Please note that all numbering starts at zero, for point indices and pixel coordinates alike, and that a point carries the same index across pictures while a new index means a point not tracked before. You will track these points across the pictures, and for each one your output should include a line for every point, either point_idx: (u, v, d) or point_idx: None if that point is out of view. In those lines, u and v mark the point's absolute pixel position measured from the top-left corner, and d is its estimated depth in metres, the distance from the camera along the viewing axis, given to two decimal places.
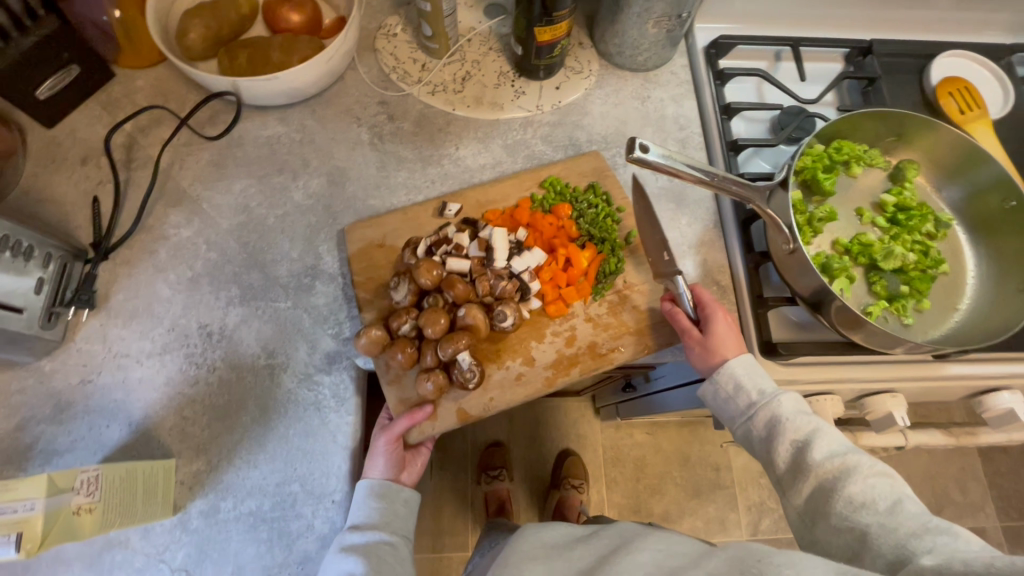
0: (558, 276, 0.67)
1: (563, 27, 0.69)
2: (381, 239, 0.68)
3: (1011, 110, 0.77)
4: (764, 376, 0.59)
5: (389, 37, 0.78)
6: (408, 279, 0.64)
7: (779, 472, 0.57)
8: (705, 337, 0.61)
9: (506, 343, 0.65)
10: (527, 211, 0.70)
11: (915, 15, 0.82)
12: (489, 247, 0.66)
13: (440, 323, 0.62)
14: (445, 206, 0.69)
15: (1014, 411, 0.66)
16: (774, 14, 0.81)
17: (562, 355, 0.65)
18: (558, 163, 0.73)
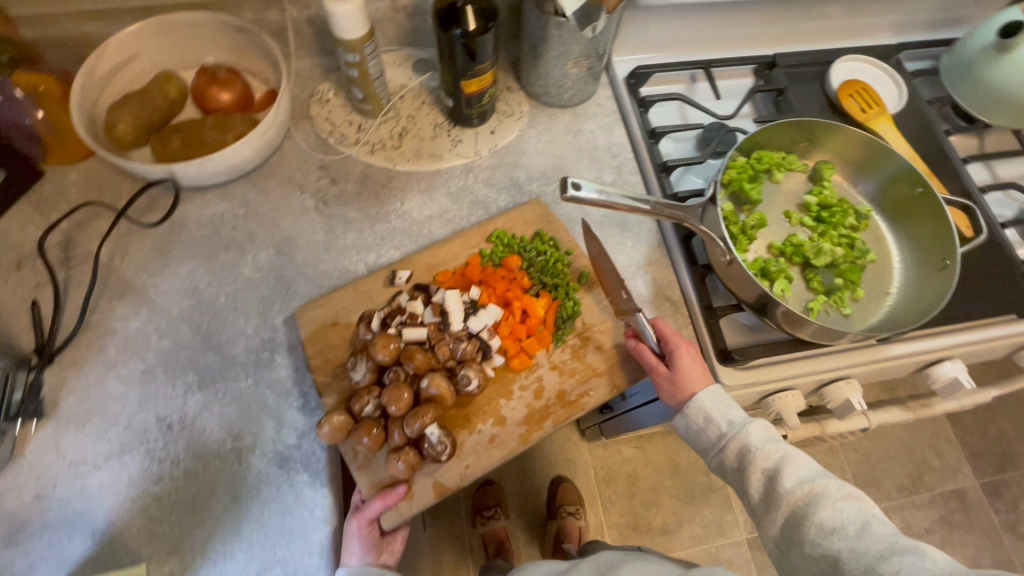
0: (517, 329, 0.68)
1: (489, 77, 0.72)
2: (334, 318, 0.67)
3: (907, 103, 0.84)
4: (731, 405, 0.61)
5: (322, 104, 0.80)
6: (365, 357, 0.63)
7: (754, 501, 0.58)
8: (671, 372, 0.62)
9: (475, 406, 0.65)
10: (477, 269, 0.70)
11: (811, 27, 0.89)
12: (444, 311, 0.67)
13: (405, 397, 0.62)
14: (394, 275, 0.69)
15: (959, 379, 0.71)
16: (684, 40, 0.87)
17: (533, 409, 0.65)
18: (502, 216, 0.74)
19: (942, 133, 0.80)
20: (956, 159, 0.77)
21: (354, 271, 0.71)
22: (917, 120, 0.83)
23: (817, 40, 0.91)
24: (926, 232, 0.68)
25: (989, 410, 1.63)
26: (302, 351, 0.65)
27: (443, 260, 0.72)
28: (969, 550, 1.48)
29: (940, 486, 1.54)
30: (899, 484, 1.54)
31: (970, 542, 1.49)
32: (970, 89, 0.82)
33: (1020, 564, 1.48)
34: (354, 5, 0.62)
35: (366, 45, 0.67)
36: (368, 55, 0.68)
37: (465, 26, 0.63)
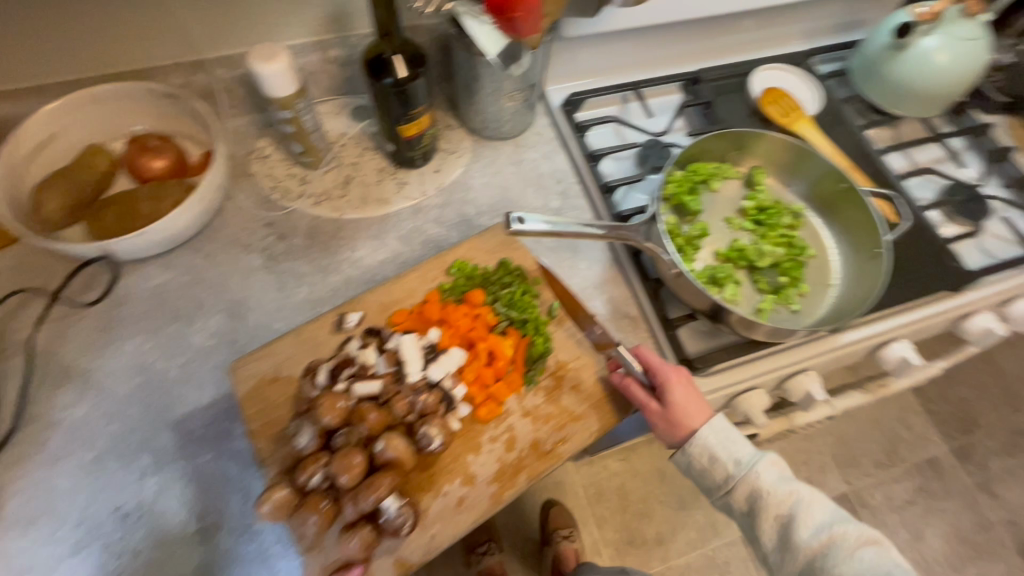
0: (483, 374, 0.65)
1: (426, 119, 0.73)
2: (274, 372, 0.64)
3: (823, 104, 0.89)
4: (740, 445, 0.62)
5: (262, 160, 0.79)
6: (311, 421, 0.59)
7: (768, 547, 0.61)
8: (667, 409, 0.62)
9: (440, 466, 0.62)
10: (435, 307, 0.68)
11: (730, 40, 0.93)
12: (399, 360, 0.64)
13: (358, 464, 0.57)
14: (344, 318, 0.67)
15: (908, 358, 0.75)
16: (612, 64, 0.90)
17: (504, 462, 0.62)
18: (462, 246, 0.72)
19: (858, 130, 0.86)
20: (872, 152, 0.83)
21: None
22: (835, 118, 0.88)
23: (737, 52, 0.96)
24: (857, 224, 0.72)
25: (947, 376, 1.71)
26: (247, 418, 0.62)
27: (396, 298, 0.69)
28: (948, 515, 1.54)
29: (914, 456, 1.60)
30: (876, 459, 1.59)
31: (949, 507, 1.55)
32: (877, 85, 0.88)
33: (997, 521, 1.54)
34: (281, 65, 0.62)
35: (299, 100, 0.67)
36: (301, 110, 0.68)
37: (395, 74, 0.64)
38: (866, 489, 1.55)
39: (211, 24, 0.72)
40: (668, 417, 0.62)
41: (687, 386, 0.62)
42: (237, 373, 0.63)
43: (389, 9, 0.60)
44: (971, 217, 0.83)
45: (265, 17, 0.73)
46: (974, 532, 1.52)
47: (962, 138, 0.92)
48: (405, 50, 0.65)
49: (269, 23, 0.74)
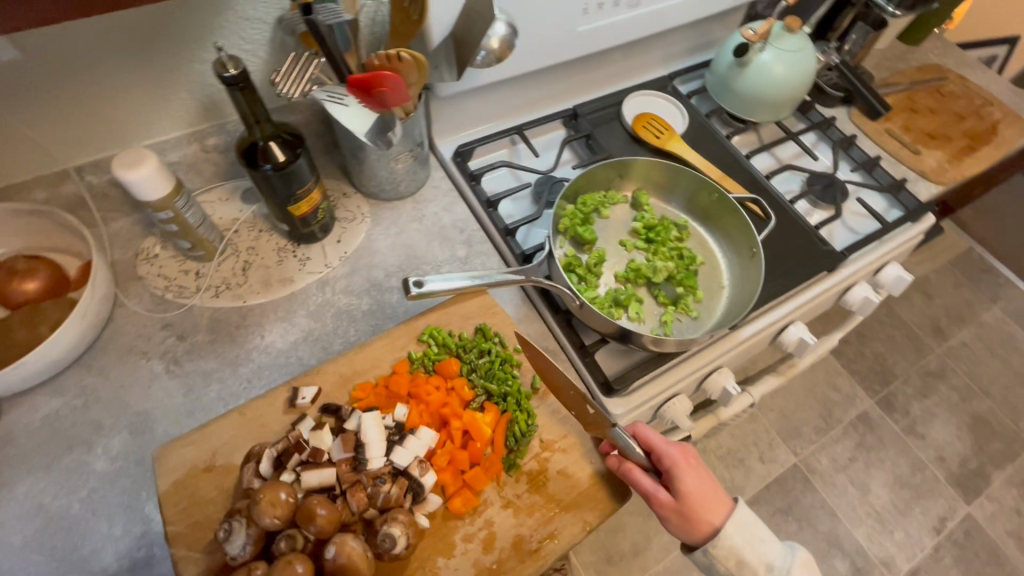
0: (458, 460, 0.64)
1: (316, 195, 0.73)
2: (208, 461, 0.61)
3: (691, 121, 0.97)
4: (770, 548, 0.66)
5: (150, 260, 0.76)
6: (249, 523, 0.54)
7: None
8: (679, 500, 0.64)
9: (406, 572, 0.58)
10: (404, 379, 0.68)
11: (600, 74, 1.00)
12: (360, 443, 0.62)
13: (306, 575, 0.51)
14: (298, 393, 0.65)
15: (804, 338, 0.84)
16: (496, 111, 0.95)
17: (481, 566, 0.59)
18: (433, 312, 0.73)
19: (724, 139, 0.95)
20: (741, 157, 0.93)
21: None
22: (702, 132, 0.96)
23: (610, 82, 1.03)
24: (733, 229, 0.79)
25: (859, 336, 1.87)
26: (171, 517, 0.58)
27: (359, 367, 0.69)
28: (887, 464, 1.65)
29: (847, 416, 1.72)
30: (815, 426, 1.69)
31: (887, 456, 1.66)
32: (732, 99, 0.98)
33: (929, 460, 1.67)
34: (150, 167, 0.61)
35: (177, 198, 0.66)
36: (183, 208, 0.67)
37: (274, 159, 0.65)
38: (813, 455, 1.65)
39: (64, 136, 0.70)
40: (681, 509, 0.64)
41: (701, 474, 0.65)
42: (156, 465, 0.60)
43: (253, 102, 0.59)
44: (832, 201, 0.92)
45: (128, 119, 0.72)
46: (912, 475, 1.64)
47: (813, 132, 1.04)
48: (279, 135, 0.66)
49: (134, 123, 0.73)
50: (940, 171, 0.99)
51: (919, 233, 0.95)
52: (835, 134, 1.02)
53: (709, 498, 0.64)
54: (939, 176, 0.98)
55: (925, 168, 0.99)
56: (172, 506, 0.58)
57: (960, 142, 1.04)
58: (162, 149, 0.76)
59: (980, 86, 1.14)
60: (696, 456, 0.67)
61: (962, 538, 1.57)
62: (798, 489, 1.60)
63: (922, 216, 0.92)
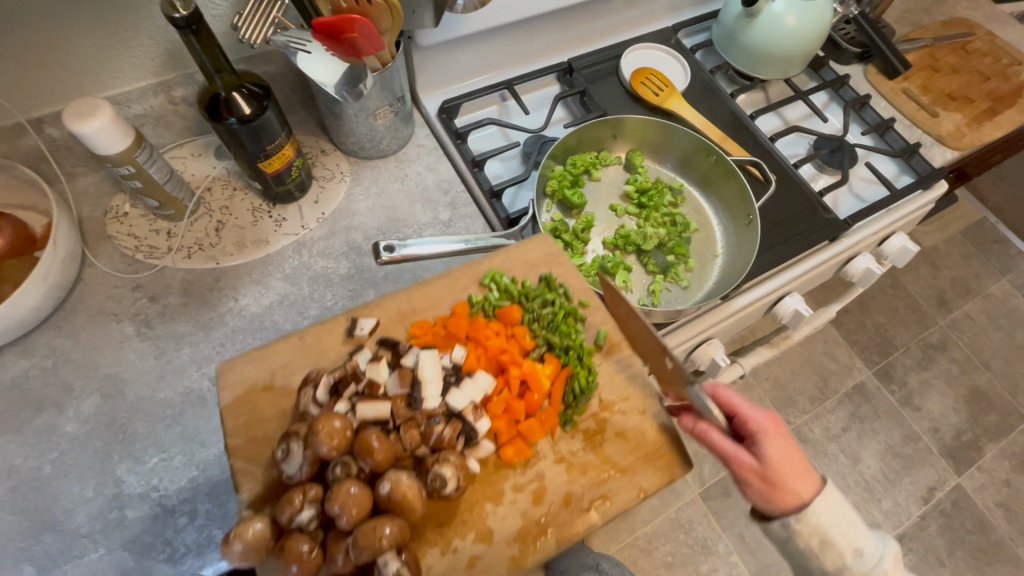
0: (512, 406, 0.61)
1: (289, 151, 0.69)
2: (269, 380, 0.61)
3: (692, 76, 0.91)
4: (866, 538, 0.59)
5: (121, 219, 0.73)
6: (305, 445, 0.53)
7: None
8: (761, 465, 0.58)
9: (456, 517, 0.57)
10: (462, 321, 0.65)
11: (598, 25, 0.94)
12: (416, 382, 0.59)
13: (359, 499, 0.50)
14: (357, 324, 0.64)
15: (799, 310, 0.81)
16: (484, 65, 0.89)
17: (530, 518, 0.57)
18: (497, 256, 0.70)
19: (727, 97, 0.89)
20: (745, 117, 0.87)
21: (197, 390, 0.65)
22: (705, 89, 0.90)
23: (608, 35, 0.96)
24: (732, 195, 0.75)
25: (862, 306, 1.83)
26: (231, 429, 0.58)
27: (417, 308, 0.67)
28: (881, 435, 1.65)
29: (843, 386, 1.71)
30: (810, 395, 1.69)
31: (880, 427, 1.66)
32: (739, 54, 0.91)
33: (923, 432, 1.67)
34: (104, 120, 0.57)
35: (138, 152, 0.62)
36: (145, 163, 0.63)
37: (240, 112, 0.61)
38: (806, 424, 1.65)
39: (9, 83, 0.65)
40: (764, 481, 0.58)
41: (788, 443, 0.59)
42: (221, 378, 0.60)
43: (210, 48, 0.55)
44: (838, 165, 0.87)
45: (83, 65, 0.67)
46: (904, 445, 1.64)
47: (825, 92, 0.98)
48: (243, 87, 0.61)
49: (91, 72, 0.68)
50: (957, 135, 0.93)
51: (930, 201, 0.90)
52: (848, 94, 0.96)
53: (794, 470, 0.58)
54: (956, 141, 0.92)
55: (942, 132, 0.93)
56: (233, 420, 0.59)
57: (982, 104, 0.97)
58: (126, 101, 0.72)
59: (1010, 43, 1.06)
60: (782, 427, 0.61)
61: (949, 507, 1.58)
62: None
63: (934, 181, 0.87)
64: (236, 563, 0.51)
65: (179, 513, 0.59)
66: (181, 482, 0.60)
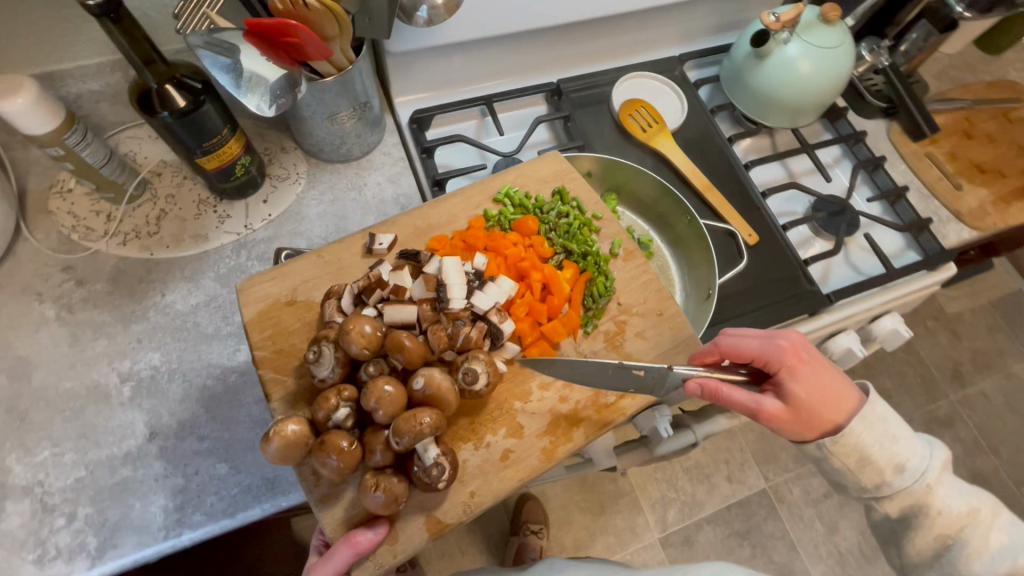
0: (536, 310, 0.64)
1: (234, 146, 0.65)
2: (290, 295, 0.62)
3: (690, 113, 0.84)
4: (904, 448, 0.54)
5: (64, 194, 0.71)
6: (334, 348, 0.55)
7: (910, 557, 0.56)
8: (789, 406, 0.54)
9: (485, 413, 0.61)
10: (480, 234, 0.66)
11: (593, 46, 0.88)
12: (441, 284, 0.60)
13: (394, 399, 0.53)
14: (375, 239, 0.64)
15: None
16: (465, 75, 0.85)
17: (557, 413, 0.61)
18: (512, 172, 0.71)
19: (723, 142, 0.82)
20: (739, 167, 0.80)
21: (103, 385, 0.63)
22: (701, 129, 0.83)
23: (602, 60, 0.91)
24: (699, 259, 0.71)
25: (868, 367, 1.72)
26: (257, 344, 0.60)
27: (434, 223, 0.68)
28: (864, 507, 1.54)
29: None
30: (795, 454, 1.56)
31: None
32: (745, 96, 0.84)
33: None
34: (28, 100, 0.54)
35: (68, 134, 0.59)
36: (76, 146, 0.61)
37: (174, 106, 0.57)
38: (785, 484, 1.54)
39: None
40: (794, 413, 0.54)
41: (814, 369, 0.55)
42: (242, 298, 0.61)
43: (131, 34, 0.53)
44: (835, 232, 0.80)
45: (27, 40, 0.63)
46: None
47: (838, 146, 0.90)
48: (177, 78, 0.58)
49: (41, 46, 0.64)
50: (978, 214, 0.84)
51: (933, 284, 0.81)
52: (862, 153, 0.87)
53: (823, 394, 0.54)
54: (975, 220, 0.84)
55: (962, 207, 0.85)
56: (259, 333, 0.60)
57: (1014, 181, 0.87)
58: (81, 76, 0.68)
59: None
60: (804, 347, 0.57)
61: None
62: (761, 515, 1.50)
63: (937, 265, 0.79)
64: (273, 462, 0.53)
65: (58, 513, 0.57)
66: (68, 480, 0.58)
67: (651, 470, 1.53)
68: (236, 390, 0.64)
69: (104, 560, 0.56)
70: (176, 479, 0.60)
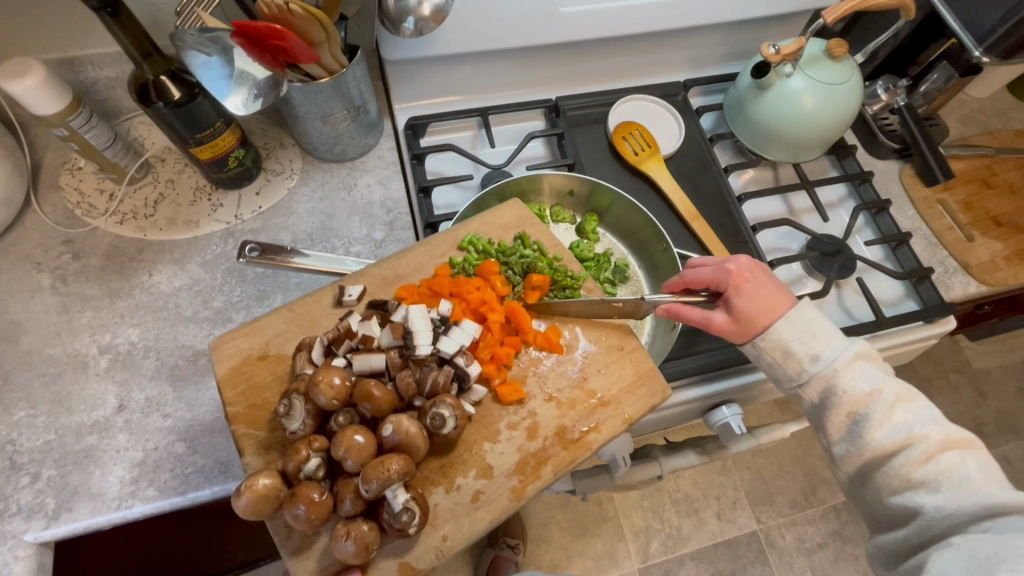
0: (498, 353, 0.61)
1: (228, 138, 0.68)
2: (262, 349, 0.61)
3: (685, 139, 0.83)
4: (819, 338, 0.56)
5: (74, 172, 0.75)
6: (304, 399, 0.54)
7: (832, 441, 0.56)
8: (732, 319, 0.59)
9: (454, 454, 0.57)
10: (445, 280, 0.64)
11: (597, 67, 0.88)
12: (407, 331, 0.58)
13: (364, 447, 0.50)
14: (344, 291, 0.63)
15: (731, 424, 0.73)
16: (467, 86, 0.86)
17: (525, 452, 0.58)
18: (475, 221, 0.69)
19: (718, 172, 0.81)
20: (731, 199, 0.79)
21: (83, 355, 0.66)
22: (694, 156, 0.83)
23: (607, 80, 0.90)
24: None
25: None
26: (230, 400, 0.58)
27: (402, 272, 0.66)
28: (861, 563, 1.45)
29: (832, 499, 1.51)
30: (791, 499, 1.50)
31: (862, 554, 1.46)
32: (744, 127, 0.82)
33: None
34: (35, 80, 0.59)
35: (74, 117, 0.64)
36: (81, 128, 0.65)
37: (169, 98, 0.61)
38: (778, 529, 1.47)
39: None
40: (740, 325, 0.59)
41: (757, 285, 0.59)
42: (216, 352, 0.60)
43: (128, 27, 0.56)
44: (826, 274, 0.77)
45: (53, 27, 0.68)
46: None
47: (843, 185, 0.87)
48: (173, 72, 0.62)
49: (65, 33, 0.69)
50: (989, 269, 0.79)
51: (932, 336, 0.77)
52: (867, 194, 0.84)
53: (765, 306, 0.58)
54: (984, 274, 0.79)
55: (971, 259, 0.80)
56: (230, 389, 0.59)
57: None
58: (99, 62, 0.72)
59: None
60: (752, 268, 0.60)
61: None
62: (749, 558, 1.44)
63: (942, 315, 0.74)
64: (244, 515, 0.52)
65: (24, 472, 0.60)
66: (36, 442, 0.61)
67: (637, 497, 1.49)
68: (204, 372, 0.66)
69: (58, 523, 0.58)
70: (135, 453, 0.61)
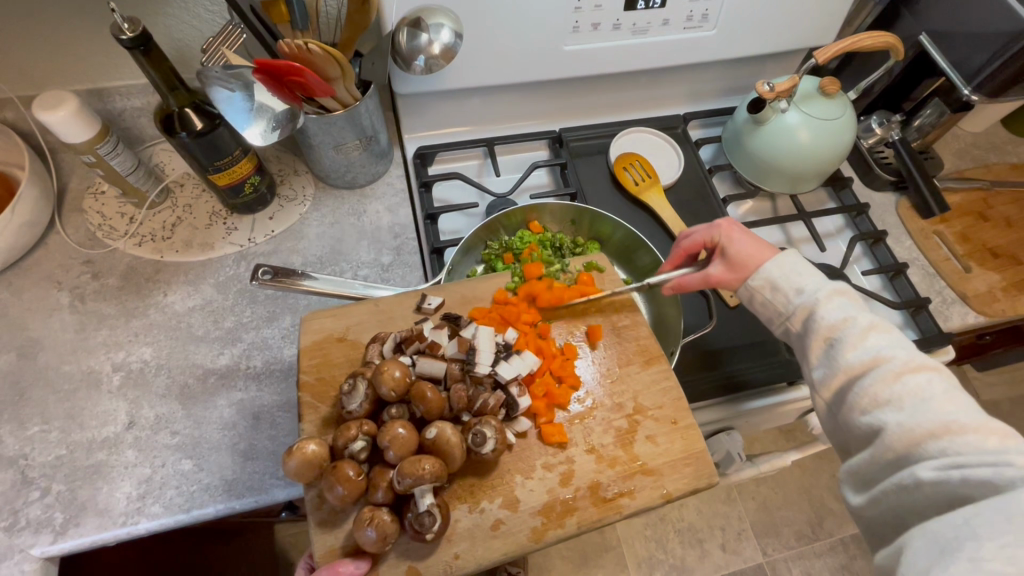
0: (551, 392, 0.62)
1: (245, 166, 0.71)
2: (343, 332, 0.64)
3: (684, 171, 0.86)
4: (804, 274, 0.58)
5: (97, 196, 0.79)
6: (366, 383, 0.55)
7: (813, 370, 0.56)
8: (728, 267, 0.62)
9: (488, 477, 0.58)
10: (516, 308, 0.66)
11: (601, 100, 0.91)
12: (472, 349, 0.60)
13: (406, 441, 0.52)
14: (425, 299, 0.65)
15: (731, 454, 0.71)
16: (474, 118, 0.90)
17: (555, 496, 0.57)
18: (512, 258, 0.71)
19: (716, 203, 0.84)
20: None
21: (97, 372, 0.68)
22: (693, 186, 0.86)
23: (610, 112, 0.94)
24: (669, 321, 0.74)
25: None
26: (304, 368, 0.61)
27: (479, 293, 0.68)
28: None
29: (840, 531, 1.48)
30: (798, 531, 1.47)
31: None
32: (743, 158, 0.84)
33: None
34: (67, 112, 0.62)
35: (101, 144, 0.68)
36: (106, 154, 0.69)
37: (191, 128, 0.64)
38: (784, 562, 1.44)
39: (21, 68, 0.72)
40: (735, 271, 0.61)
41: (742, 235, 0.62)
42: (305, 325, 0.64)
43: (157, 64, 0.60)
44: None
45: (88, 60, 0.73)
46: None
47: (840, 216, 0.89)
48: (197, 103, 0.65)
49: (98, 67, 0.74)
50: (986, 299, 0.80)
51: None
52: (864, 227, 0.86)
53: (752, 250, 0.61)
54: (981, 305, 0.80)
55: (968, 290, 0.81)
56: (307, 359, 0.62)
57: None
58: (128, 93, 0.77)
59: None
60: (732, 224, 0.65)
61: None
62: None
63: (936, 347, 0.75)
64: (287, 476, 0.53)
65: (35, 486, 0.61)
66: (48, 456, 0.63)
67: (641, 526, 1.47)
68: (213, 392, 0.68)
69: (65, 537, 0.59)
70: (143, 469, 0.63)
